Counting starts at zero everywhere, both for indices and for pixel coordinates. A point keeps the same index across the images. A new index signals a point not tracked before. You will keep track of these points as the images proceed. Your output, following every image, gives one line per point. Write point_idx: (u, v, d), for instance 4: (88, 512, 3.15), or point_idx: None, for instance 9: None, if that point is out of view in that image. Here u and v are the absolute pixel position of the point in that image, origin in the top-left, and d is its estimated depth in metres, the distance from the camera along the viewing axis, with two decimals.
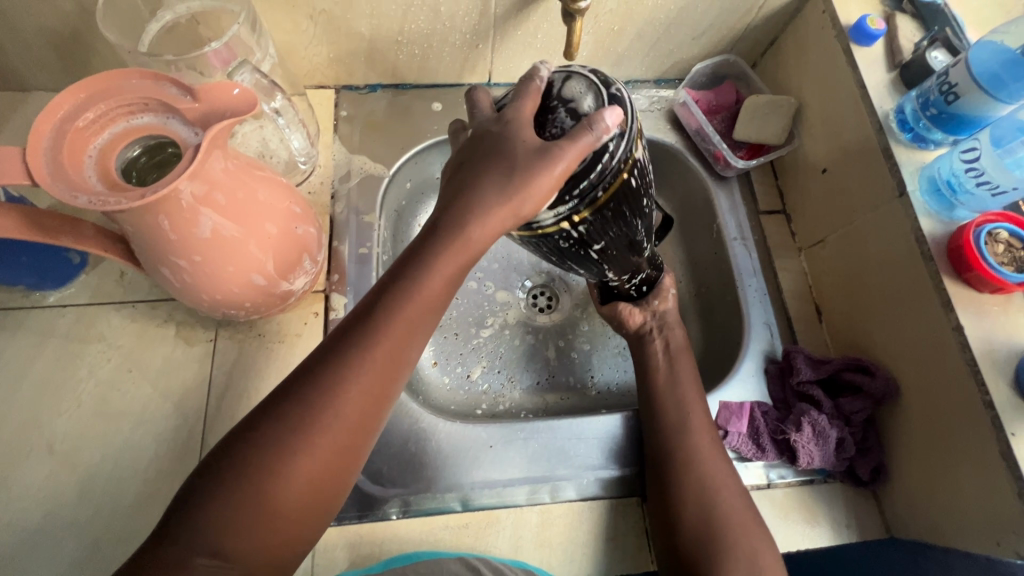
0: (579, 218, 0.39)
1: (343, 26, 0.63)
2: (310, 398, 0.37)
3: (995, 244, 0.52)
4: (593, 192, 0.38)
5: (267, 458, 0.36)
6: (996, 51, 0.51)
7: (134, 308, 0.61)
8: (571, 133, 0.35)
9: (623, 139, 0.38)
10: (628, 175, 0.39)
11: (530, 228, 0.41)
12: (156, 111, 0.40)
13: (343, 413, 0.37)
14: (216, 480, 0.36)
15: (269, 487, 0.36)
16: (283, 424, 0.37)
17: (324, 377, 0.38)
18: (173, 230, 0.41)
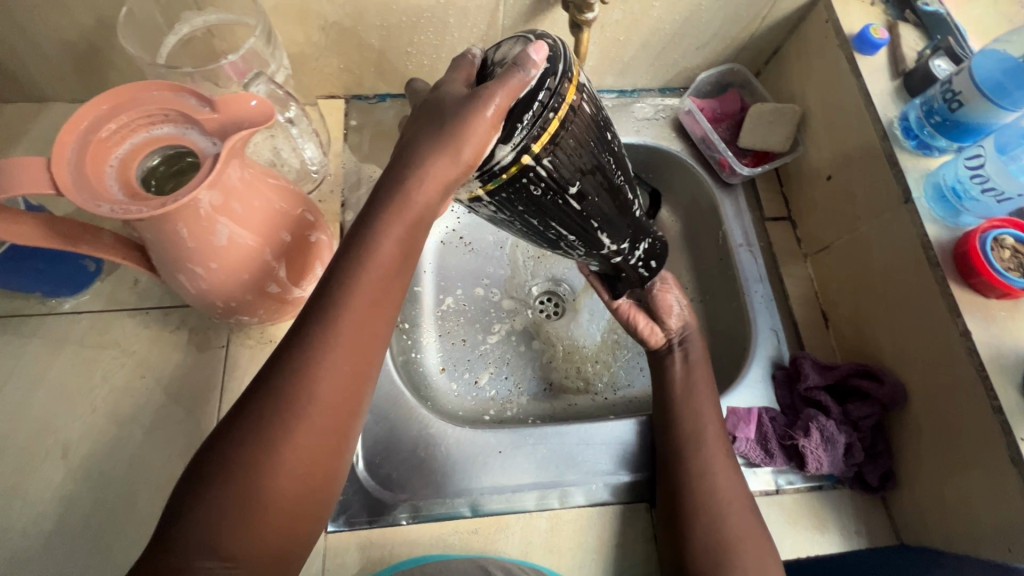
0: (539, 148, 0.37)
1: (354, 38, 0.65)
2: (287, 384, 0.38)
3: (1002, 250, 0.52)
4: (545, 116, 0.37)
5: (253, 449, 0.36)
6: (999, 59, 0.52)
7: (148, 314, 0.61)
8: (501, 75, 0.36)
9: (560, 66, 0.38)
10: (576, 99, 0.39)
11: (491, 175, 0.39)
12: (175, 122, 0.41)
13: (323, 394, 0.38)
14: (210, 478, 0.36)
15: (263, 479, 0.36)
16: (264, 412, 0.37)
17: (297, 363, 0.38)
18: (191, 238, 0.42)
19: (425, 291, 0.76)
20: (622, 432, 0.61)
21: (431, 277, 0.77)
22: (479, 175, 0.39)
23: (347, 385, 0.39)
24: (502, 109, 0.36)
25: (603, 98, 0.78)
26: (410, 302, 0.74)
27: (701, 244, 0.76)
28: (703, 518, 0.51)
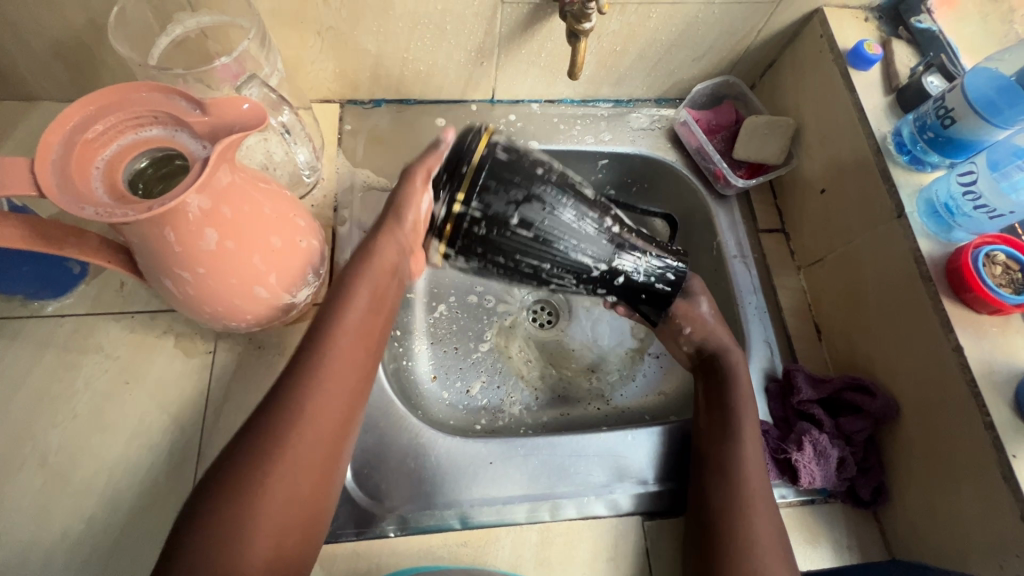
0: (463, 197, 0.48)
1: (350, 42, 0.64)
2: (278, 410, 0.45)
3: (993, 265, 0.52)
4: (459, 171, 0.48)
5: (243, 475, 0.43)
6: (991, 78, 0.53)
7: (133, 318, 0.60)
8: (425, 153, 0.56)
9: (475, 130, 0.49)
10: (492, 147, 0.48)
11: (440, 232, 0.50)
12: (164, 124, 0.40)
13: (315, 408, 0.46)
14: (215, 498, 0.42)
15: (253, 502, 0.42)
16: (252, 446, 0.44)
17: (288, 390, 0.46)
18: (178, 242, 0.41)
19: (418, 298, 0.75)
20: (616, 442, 0.60)
21: (424, 283, 0.76)
22: (433, 234, 0.51)
23: (339, 396, 0.48)
24: (428, 176, 0.55)
25: (598, 108, 0.78)
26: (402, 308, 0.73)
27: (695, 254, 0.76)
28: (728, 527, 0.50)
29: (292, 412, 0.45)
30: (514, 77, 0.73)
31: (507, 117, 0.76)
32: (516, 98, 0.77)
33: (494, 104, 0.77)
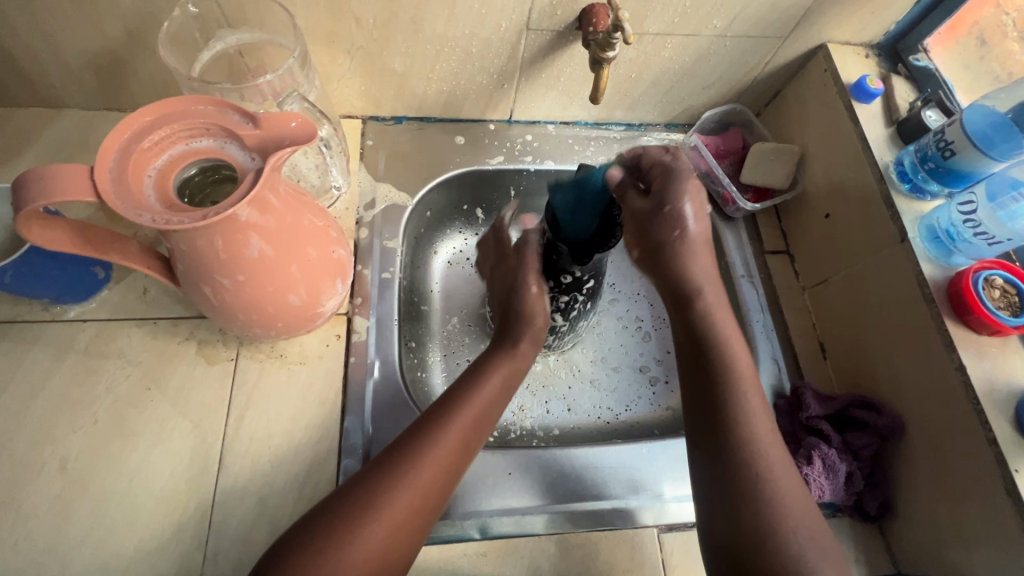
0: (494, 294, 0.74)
1: (378, 62, 0.67)
2: (386, 475, 0.45)
3: (992, 289, 0.55)
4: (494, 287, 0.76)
5: (335, 530, 0.42)
6: (986, 115, 0.57)
7: (155, 324, 0.61)
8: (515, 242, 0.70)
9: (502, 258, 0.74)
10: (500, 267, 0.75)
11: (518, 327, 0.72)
12: (215, 136, 0.42)
13: (420, 482, 0.46)
14: (308, 544, 0.41)
15: (343, 551, 0.41)
16: (353, 501, 0.44)
17: (402, 454, 0.47)
18: (223, 250, 0.42)
19: (432, 311, 0.77)
20: (631, 454, 0.62)
21: (437, 296, 0.78)
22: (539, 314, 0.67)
23: (444, 470, 0.47)
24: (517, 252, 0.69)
25: (611, 131, 0.81)
26: (417, 319, 0.74)
27: None
28: (764, 523, 0.43)
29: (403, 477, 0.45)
30: (533, 99, 0.75)
31: (524, 137, 0.79)
32: (533, 119, 0.80)
33: (512, 125, 0.80)
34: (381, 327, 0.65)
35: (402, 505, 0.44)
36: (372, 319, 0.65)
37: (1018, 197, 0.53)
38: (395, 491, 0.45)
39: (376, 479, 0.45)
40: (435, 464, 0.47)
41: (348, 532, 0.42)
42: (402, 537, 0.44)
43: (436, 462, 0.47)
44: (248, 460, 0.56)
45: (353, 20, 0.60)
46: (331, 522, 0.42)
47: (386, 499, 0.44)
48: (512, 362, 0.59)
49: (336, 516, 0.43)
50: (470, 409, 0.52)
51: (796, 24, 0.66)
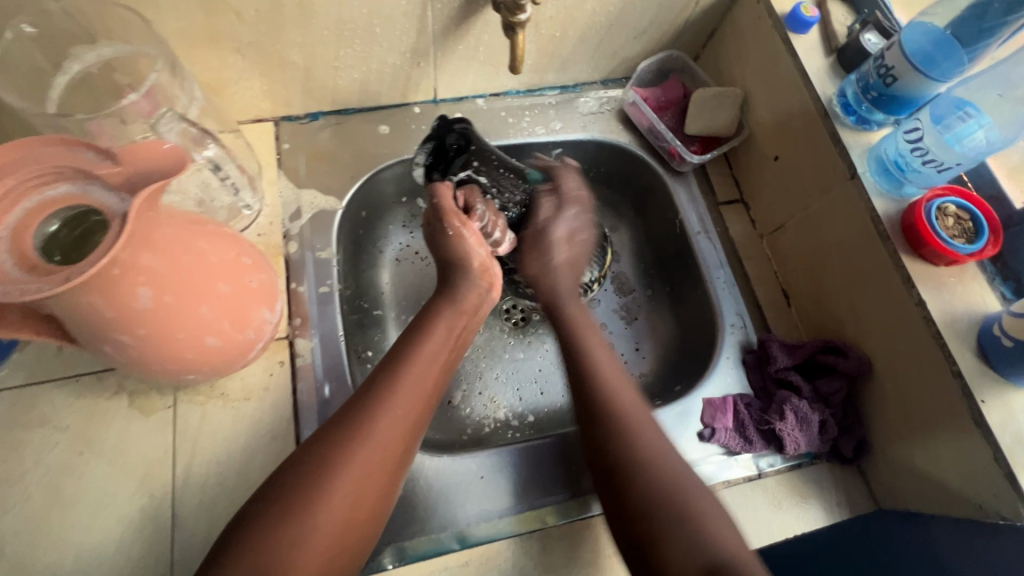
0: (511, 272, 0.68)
1: (274, 56, 0.60)
2: (329, 457, 0.44)
3: (945, 218, 0.53)
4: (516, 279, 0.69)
5: (306, 474, 0.43)
6: (926, 33, 0.52)
7: (79, 382, 0.56)
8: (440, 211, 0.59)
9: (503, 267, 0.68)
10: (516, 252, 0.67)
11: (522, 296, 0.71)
12: (72, 179, 0.36)
13: (384, 424, 0.46)
14: (276, 494, 0.42)
15: (316, 497, 0.42)
16: (324, 445, 0.44)
17: (343, 430, 0.45)
18: (109, 307, 0.37)
19: (385, 314, 0.73)
20: None
21: (389, 297, 0.74)
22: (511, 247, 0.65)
23: (411, 412, 0.48)
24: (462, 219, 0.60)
25: (546, 96, 0.76)
26: (369, 328, 0.70)
27: (659, 235, 0.76)
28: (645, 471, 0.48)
29: (354, 445, 0.45)
30: (455, 74, 0.70)
31: (454, 116, 0.74)
32: (460, 95, 0.74)
33: (438, 104, 0.74)
34: (326, 346, 0.61)
35: (372, 450, 0.45)
36: (316, 339, 0.61)
37: (964, 117, 0.50)
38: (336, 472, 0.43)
39: (341, 429, 0.45)
40: (383, 437, 0.46)
41: (288, 520, 0.41)
42: (355, 516, 0.43)
43: (383, 438, 0.46)
44: (203, 511, 0.53)
45: (233, 13, 0.53)
46: (277, 500, 0.41)
47: (332, 481, 0.43)
48: (456, 312, 0.57)
49: (277, 497, 0.42)
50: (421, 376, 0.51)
51: None
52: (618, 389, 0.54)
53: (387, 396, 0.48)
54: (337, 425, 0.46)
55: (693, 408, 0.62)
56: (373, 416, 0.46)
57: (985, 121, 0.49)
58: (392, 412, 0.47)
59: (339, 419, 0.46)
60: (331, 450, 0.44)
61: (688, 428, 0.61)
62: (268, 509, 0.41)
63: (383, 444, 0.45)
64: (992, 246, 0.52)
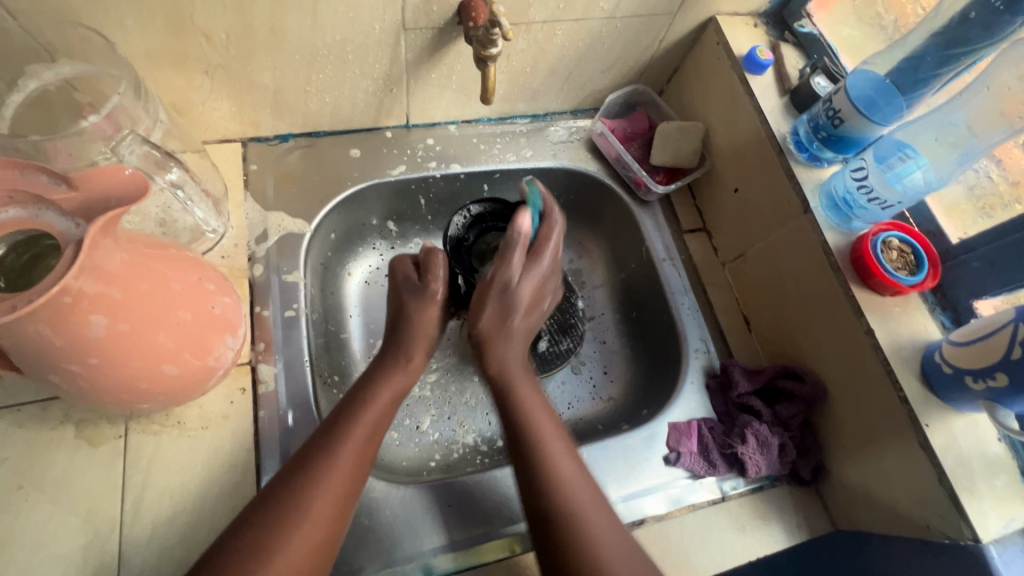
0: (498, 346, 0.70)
1: (244, 79, 0.59)
2: (284, 513, 0.44)
3: (890, 251, 0.56)
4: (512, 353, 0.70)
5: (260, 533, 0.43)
6: (869, 79, 0.57)
7: (20, 412, 0.53)
8: (429, 269, 0.63)
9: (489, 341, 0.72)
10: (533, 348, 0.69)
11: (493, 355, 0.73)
12: (24, 203, 0.35)
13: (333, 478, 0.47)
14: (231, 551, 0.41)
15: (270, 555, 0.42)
16: (278, 494, 0.45)
17: (297, 480, 0.46)
18: (59, 336, 0.36)
19: (353, 338, 0.72)
20: None
21: (357, 320, 0.73)
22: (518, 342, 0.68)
23: (357, 463, 0.49)
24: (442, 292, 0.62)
25: (517, 124, 0.78)
26: (336, 351, 0.69)
27: (625, 260, 0.78)
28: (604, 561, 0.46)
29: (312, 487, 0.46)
30: (428, 101, 0.70)
31: (425, 142, 0.74)
32: (432, 121, 0.75)
33: (410, 130, 0.74)
34: (291, 371, 0.60)
35: (322, 502, 0.46)
36: (280, 365, 0.60)
37: (904, 157, 0.54)
38: (273, 555, 0.42)
39: (293, 480, 0.46)
40: (333, 485, 0.47)
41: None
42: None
43: (319, 517, 0.45)
44: (152, 550, 0.50)
45: (201, 36, 0.53)
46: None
47: (261, 570, 0.41)
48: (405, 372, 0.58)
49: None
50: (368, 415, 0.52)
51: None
52: (561, 460, 0.52)
53: (326, 473, 0.47)
54: (277, 507, 0.44)
55: (659, 432, 0.63)
56: (314, 495, 0.46)
57: (922, 162, 0.53)
58: (331, 490, 0.47)
59: (277, 499, 0.45)
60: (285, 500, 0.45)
61: (654, 453, 0.62)
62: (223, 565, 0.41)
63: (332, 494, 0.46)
64: (932, 278, 0.56)
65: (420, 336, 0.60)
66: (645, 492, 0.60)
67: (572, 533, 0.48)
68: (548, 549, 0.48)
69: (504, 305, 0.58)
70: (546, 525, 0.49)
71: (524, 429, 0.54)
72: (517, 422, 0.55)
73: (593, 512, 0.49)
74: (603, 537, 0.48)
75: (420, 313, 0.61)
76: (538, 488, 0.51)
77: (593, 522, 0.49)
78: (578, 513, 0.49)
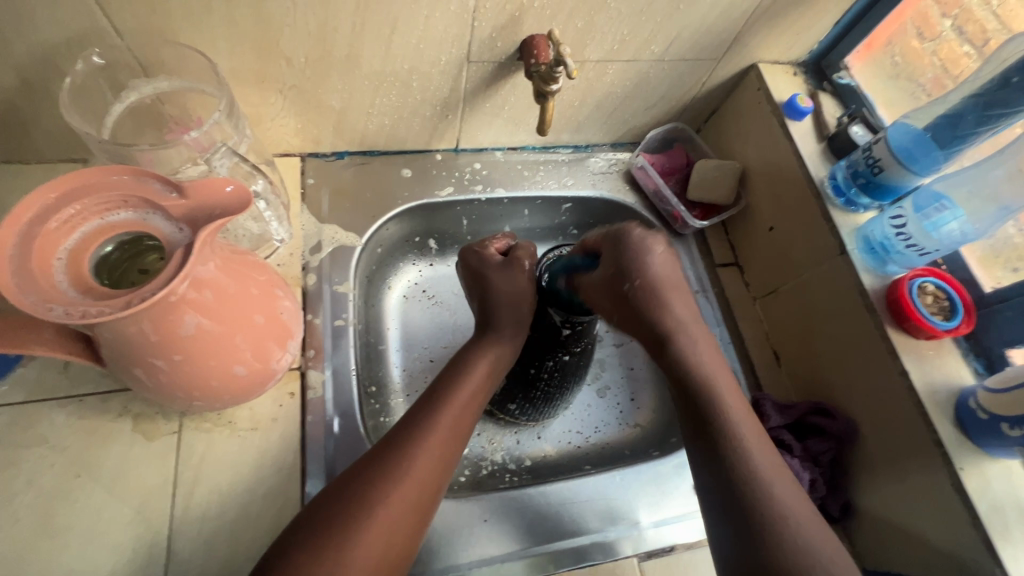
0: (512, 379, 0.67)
1: (314, 100, 0.63)
2: (373, 492, 0.44)
3: (925, 296, 0.59)
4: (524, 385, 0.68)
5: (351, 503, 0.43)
6: (908, 132, 0.60)
7: (81, 403, 0.55)
8: (514, 254, 0.60)
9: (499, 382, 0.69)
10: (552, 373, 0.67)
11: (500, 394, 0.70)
12: (135, 208, 0.38)
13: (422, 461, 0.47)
14: (319, 527, 0.42)
15: (359, 526, 0.42)
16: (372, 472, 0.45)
17: (392, 455, 0.46)
18: (155, 332, 0.39)
19: (390, 350, 0.74)
20: (606, 483, 0.62)
21: (395, 332, 0.75)
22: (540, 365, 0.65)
23: (446, 447, 0.49)
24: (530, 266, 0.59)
25: (559, 153, 0.81)
26: (375, 362, 0.71)
27: None
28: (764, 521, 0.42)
29: (402, 469, 0.46)
30: (479, 128, 0.74)
31: (473, 166, 0.78)
32: (480, 146, 0.78)
33: (459, 153, 0.78)
34: (338, 379, 0.62)
35: (412, 482, 0.46)
36: (328, 372, 0.62)
37: (941, 208, 0.57)
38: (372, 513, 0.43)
39: (385, 458, 0.46)
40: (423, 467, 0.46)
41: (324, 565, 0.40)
42: (384, 561, 0.43)
43: (415, 478, 0.46)
44: (200, 546, 0.51)
45: (284, 59, 0.57)
46: (309, 547, 0.41)
47: (352, 542, 0.42)
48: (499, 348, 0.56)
49: (317, 545, 0.41)
50: (462, 393, 0.52)
51: (728, 46, 0.68)
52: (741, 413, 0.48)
53: (418, 450, 0.47)
54: (374, 469, 0.46)
55: None
56: (407, 459, 0.46)
57: (959, 213, 0.56)
58: (426, 454, 0.47)
59: (374, 462, 0.46)
60: (379, 476, 0.45)
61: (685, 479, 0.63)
62: (311, 544, 0.41)
63: (423, 475, 0.46)
64: (966, 324, 0.58)
65: (507, 308, 0.57)
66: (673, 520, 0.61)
67: (756, 502, 0.43)
68: (736, 524, 0.44)
69: (629, 316, 0.53)
70: (739, 495, 0.44)
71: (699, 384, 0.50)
72: (702, 383, 0.50)
73: (772, 477, 0.45)
74: (781, 500, 0.43)
75: (505, 297, 0.57)
76: (731, 453, 0.46)
77: (783, 491, 0.44)
78: (762, 476, 0.45)
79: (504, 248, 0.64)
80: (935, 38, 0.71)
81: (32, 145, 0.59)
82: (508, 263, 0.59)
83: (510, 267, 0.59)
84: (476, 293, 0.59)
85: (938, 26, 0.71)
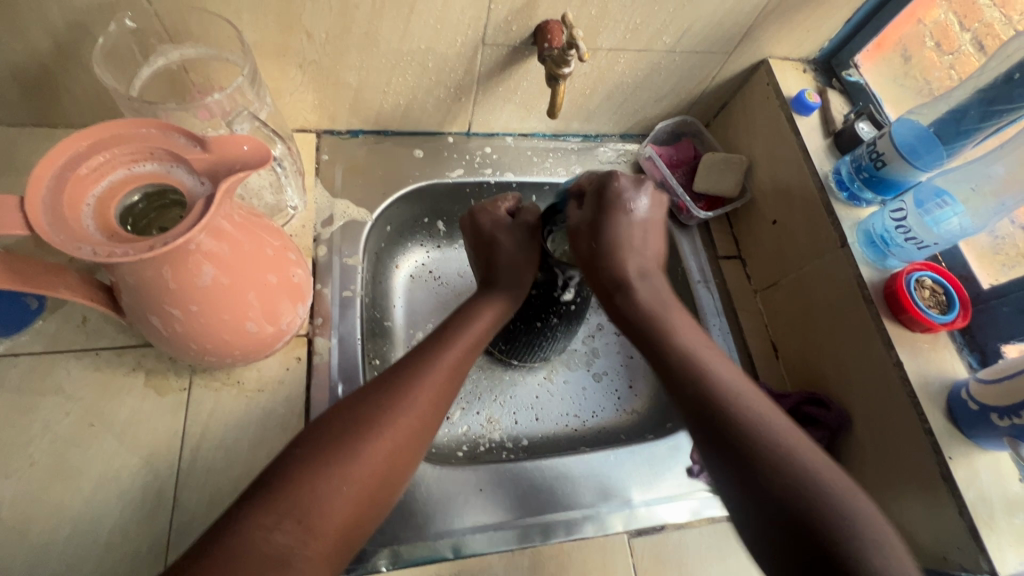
0: (512, 332, 0.69)
1: (331, 76, 0.65)
2: (380, 426, 0.46)
3: (922, 290, 0.60)
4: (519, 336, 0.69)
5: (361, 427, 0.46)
6: (912, 128, 0.61)
7: (97, 356, 0.57)
8: (521, 217, 0.63)
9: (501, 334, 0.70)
10: (550, 331, 0.68)
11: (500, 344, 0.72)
12: (160, 160, 0.40)
13: (423, 392, 0.49)
14: (324, 454, 0.44)
15: (364, 450, 0.44)
16: (378, 404, 0.47)
17: (402, 388, 0.48)
18: (174, 279, 0.41)
19: (396, 327, 0.75)
20: (599, 461, 0.63)
21: (400, 310, 0.77)
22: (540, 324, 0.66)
23: (445, 385, 0.51)
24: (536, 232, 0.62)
25: (569, 141, 0.83)
26: (380, 337, 0.73)
27: None
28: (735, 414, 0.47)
29: (405, 400, 0.48)
30: (491, 112, 0.76)
31: (483, 150, 0.79)
32: (491, 132, 0.80)
33: (470, 137, 0.79)
34: (344, 346, 0.63)
35: (415, 416, 0.48)
36: (334, 340, 0.63)
37: (942, 204, 0.58)
38: (381, 430, 0.46)
39: (391, 393, 0.48)
40: (427, 406, 0.49)
41: (336, 476, 0.43)
42: (390, 484, 0.45)
43: (421, 408, 0.48)
44: (204, 497, 0.53)
45: (305, 34, 0.58)
46: (322, 460, 0.43)
47: (357, 462, 0.44)
48: (497, 308, 0.58)
49: (321, 458, 0.43)
50: (466, 341, 0.54)
51: (739, 39, 0.70)
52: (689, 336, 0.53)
53: (421, 389, 0.49)
54: (375, 400, 0.47)
55: (684, 444, 0.66)
56: (418, 392, 0.49)
57: (959, 209, 0.57)
58: (432, 384, 0.50)
59: (384, 390, 0.48)
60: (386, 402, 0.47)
61: (677, 463, 0.65)
62: (312, 462, 0.43)
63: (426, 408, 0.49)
64: (962, 318, 0.59)
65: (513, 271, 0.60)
66: (664, 500, 0.62)
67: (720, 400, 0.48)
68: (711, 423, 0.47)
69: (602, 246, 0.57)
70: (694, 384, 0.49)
71: (673, 353, 0.51)
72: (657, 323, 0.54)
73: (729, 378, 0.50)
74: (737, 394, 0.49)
75: (508, 256, 0.60)
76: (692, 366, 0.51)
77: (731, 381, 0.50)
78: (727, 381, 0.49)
79: (512, 209, 0.65)
80: (954, 52, 0.71)
81: (60, 108, 0.61)
82: (518, 225, 0.62)
83: (520, 230, 0.62)
84: (484, 254, 0.62)
85: (958, 41, 0.70)
